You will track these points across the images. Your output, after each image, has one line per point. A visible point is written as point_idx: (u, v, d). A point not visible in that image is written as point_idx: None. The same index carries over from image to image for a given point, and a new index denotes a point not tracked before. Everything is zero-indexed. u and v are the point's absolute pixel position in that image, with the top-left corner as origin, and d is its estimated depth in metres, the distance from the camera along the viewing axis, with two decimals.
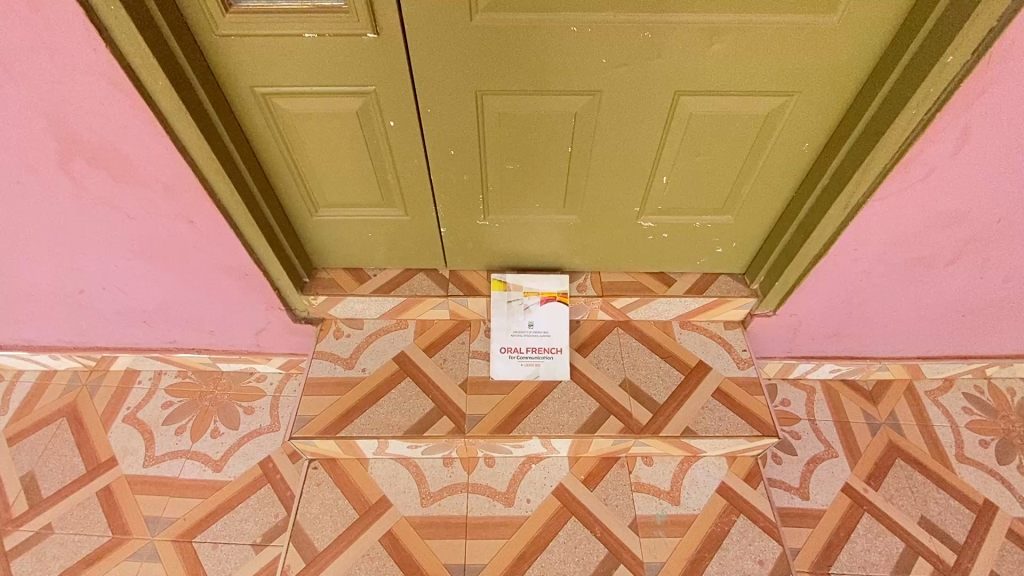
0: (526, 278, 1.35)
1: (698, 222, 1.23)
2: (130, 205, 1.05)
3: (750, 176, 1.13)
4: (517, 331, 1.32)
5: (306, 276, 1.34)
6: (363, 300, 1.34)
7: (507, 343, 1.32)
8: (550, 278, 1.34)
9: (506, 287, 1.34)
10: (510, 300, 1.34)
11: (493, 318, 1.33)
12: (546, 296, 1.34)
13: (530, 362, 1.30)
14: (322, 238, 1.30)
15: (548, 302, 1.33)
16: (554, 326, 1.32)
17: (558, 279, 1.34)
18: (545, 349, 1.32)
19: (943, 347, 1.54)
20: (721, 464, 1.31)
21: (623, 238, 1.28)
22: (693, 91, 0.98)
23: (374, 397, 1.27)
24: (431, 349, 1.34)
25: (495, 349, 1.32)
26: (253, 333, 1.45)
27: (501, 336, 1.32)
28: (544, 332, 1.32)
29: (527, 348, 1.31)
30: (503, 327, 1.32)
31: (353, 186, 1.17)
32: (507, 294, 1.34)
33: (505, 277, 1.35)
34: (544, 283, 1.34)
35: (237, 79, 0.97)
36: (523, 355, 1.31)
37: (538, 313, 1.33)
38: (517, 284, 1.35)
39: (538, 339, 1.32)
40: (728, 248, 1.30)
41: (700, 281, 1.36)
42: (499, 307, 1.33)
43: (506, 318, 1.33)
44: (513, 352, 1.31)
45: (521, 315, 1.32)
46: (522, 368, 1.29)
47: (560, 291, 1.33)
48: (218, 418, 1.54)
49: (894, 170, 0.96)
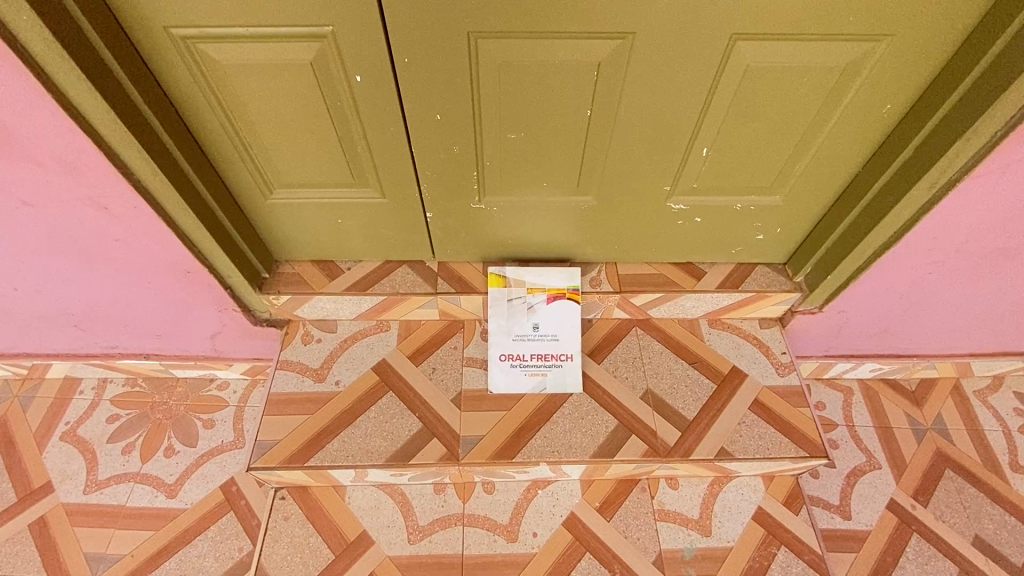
0: (530, 271, 1.13)
1: (739, 205, 1.01)
2: (24, 187, 0.82)
3: (810, 146, 0.92)
4: (519, 335, 1.12)
5: (265, 271, 1.12)
6: (336, 299, 1.13)
7: (507, 350, 1.11)
8: (558, 271, 1.13)
9: (507, 282, 1.12)
10: (510, 298, 1.12)
11: (490, 320, 1.12)
12: (554, 292, 1.13)
13: (535, 372, 1.10)
14: (282, 226, 1.06)
15: (556, 300, 1.12)
16: (563, 329, 1.12)
17: (569, 271, 1.13)
18: (553, 356, 1.11)
19: (1001, 343, 1.35)
20: (757, 486, 1.13)
21: (647, 224, 1.06)
22: (753, 35, 0.75)
23: (350, 417, 1.06)
24: (418, 356, 1.14)
25: (493, 358, 1.11)
26: (206, 337, 1.23)
27: (500, 342, 1.12)
28: (552, 335, 1.12)
29: (532, 355, 1.11)
30: (503, 330, 1.12)
31: (314, 159, 0.93)
32: (507, 291, 1.12)
33: (504, 271, 1.13)
34: (552, 277, 1.13)
35: (145, 15, 0.72)
36: (527, 364, 1.11)
37: (544, 314, 1.12)
38: (519, 279, 1.13)
39: (544, 344, 1.12)
40: (771, 236, 1.09)
41: (734, 273, 1.16)
42: (497, 308, 1.12)
43: (506, 320, 1.12)
44: (515, 361, 1.11)
45: (524, 317, 1.12)
46: (526, 380, 1.10)
47: (570, 287, 1.12)
48: (173, 434, 1.33)
49: (1008, 139, 0.75)
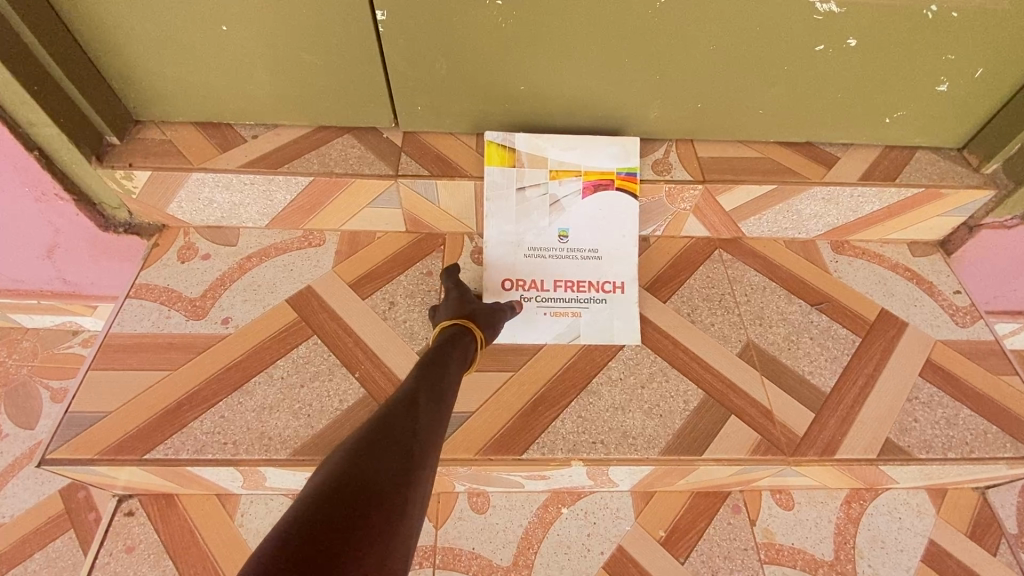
0: (554, 143, 0.69)
1: (934, 5, 0.57)
2: None
3: None
4: (535, 249, 0.69)
5: (111, 135, 0.66)
6: (230, 185, 0.68)
7: (515, 273, 0.69)
8: (603, 144, 0.68)
9: (517, 160, 0.68)
10: (523, 188, 0.68)
11: (488, 226, 0.69)
12: (594, 180, 0.69)
13: (559, 312, 0.67)
14: (123, 38, 0.60)
15: (598, 193, 0.69)
16: (608, 243, 0.70)
17: (621, 144, 0.68)
18: (589, 288, 0.69)
19: None
20: (924, 508, 0.68)
21: (759, 51, 0.61)
22: None
23: (239, 378, 0.61)
24: (367, 284, 0.69)
25: (491, 287, 0.68)
26: (41, 257, 0.78)
27: (504, 260, 0.69)
28: (589, 253, 0.70)
29: (555, 284, 0.69)
30: (509, 241, 0.69)
31: None
32: (517, 176, 0.68)
33: (512, 140, 0.68)
34: (593, 153, 0.69)
35: None
36: (547, 299, 0.68)
37: (577, 216, 0.70)
38: (537, 155, 0.68)
39: (575, 268, 0.69)
40: (963, 84, 0.65)
41: (884, 161, 0.71)
42: (501, 203, 0.68)
43: (515, 225, 0.69)
44: (529, 292, 0.68)
45: (543, 220, 0.69)
46: (545, 325, 0.67)
47: (620, 171, 0.68)
48: (3, 410, 0.88)
49: None
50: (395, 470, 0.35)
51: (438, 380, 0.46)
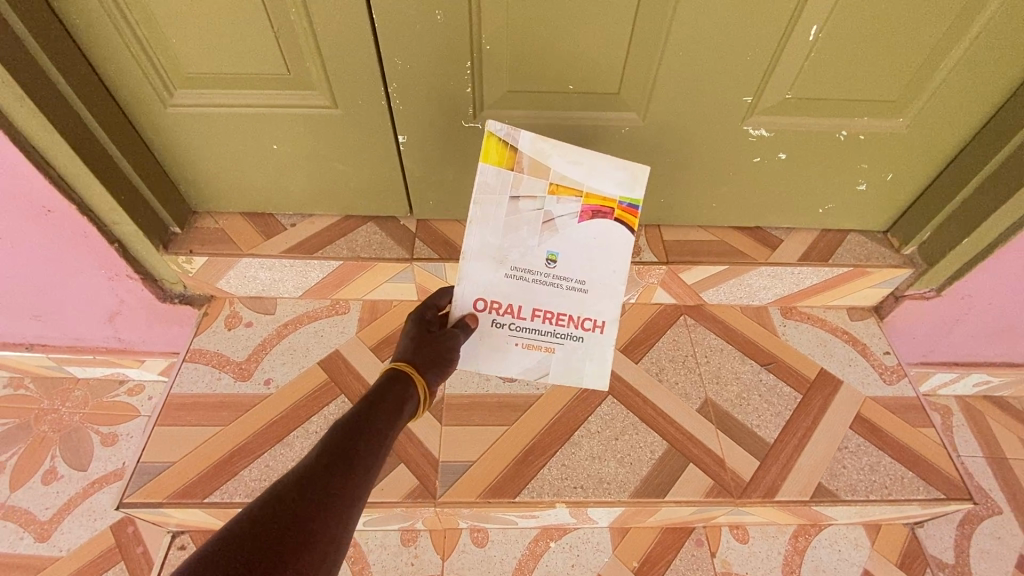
0: (561, 153, 0.65)
1: (844, 131, 0.71)
2: None
3: (970, 30, 0.62)
4: (519, 270, 0.66)
5: (174, 225, 0.80)
6: (273, 266, 0.81)
7: (491, 292, 0.66)
8: (611, 170, 0.66)
9: (516, 161, 0.64)
10: (514, 196, 0.65)
11: (469, 237, 0.65)
12: (595, 205, 0.66)
13: (533, 345, 0.69)
14: (192, 152, 0.74)
15: (595, 219, 0.66)
16: (597, 276, 0.67)
17: (630, 172, 0.66)
18: (571, 323, 0.69)
19: None
20: (860, 541, 0.79)
21: (706, 162, 0.75)
22: None
23: (279, 432, 0.74)
24: (385, 349, 0.82)
25: (461, 304, 0.66)
26: (103, 321, 0.91)
27: (482, 276, 0.66)
28: (578, 284, 0.67)
29: (534, 313, 0.68)
30: (491, 254, 0.65)
31: (224, 36, 0.62)
32: (512, 180, 0.64)
33: (516, 137, 0.64)
34: (598, 177, 0.66)
35: None
36: (523, 328, 0.68)
37: (570, 242, 0.66)
38: (539, 161, 0.65)
39: (559, 298, 0.67)
40: (878, 185, 0.79)
41: (820, 242, 0.85)
42: (488, 209, 0.65)
43: (500, 239, 0.65)
44: (505, 321, 0.67)
45: (533, 241, 0.66)
46: (515, 358, 0.69)
47: (618, 198, 0.66)
48: (59, 453, 0.99)
49: None
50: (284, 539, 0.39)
51: (359, 438, 0.48)
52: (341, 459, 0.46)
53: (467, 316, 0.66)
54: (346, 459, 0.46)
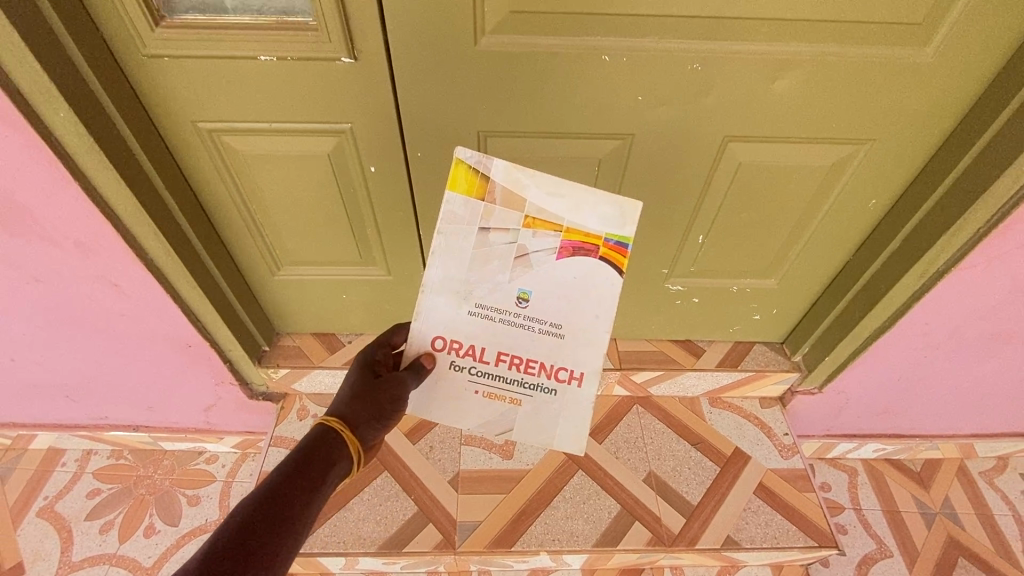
0: (537, 184, 0.66)
1: (737, 286, 1.03)
2: (35, 265, 0.82)
3: (804, 234, 0.92)
4: (484, 307, 0.69)
5: (265, 344, 1.11)
6: (335, 373, 1.11)
7: (456, 326, 0.70)
8: (595, 204, 0.66)
9: (487, 191, 0.66)
10: (483, 227, 0.67)
11: (435, 267, 0.68)
12: (577, 240, 0.67)
13: (496, 395, 0.73)
14: (285, 299, 1.05)
15: (575, 255, 0.68)
16: (572, 320, 0.70)
17: (618, 208, 0.66)
18: (539, 371, 0.71)
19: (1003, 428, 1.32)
20: None
21: (644, 302, 1.07)
22: (745, 138, 0.76)
23: (341, 499, 1.04)
24: (415, 434, 1.12)
25: (424, 339, 0.71)
26: (200, 410, 1.21)
27: (447, 311, 0.70)
28: (550, 326, 0.70)
29: (500, 357, 0.71)
30: (457, 289, 0.69)
31: (323, 241, 0.93)
32: (483, 212, 0.67)
33: (488, 166, 0.66)
34: (580, 210, 0.66)
35: (170, 108, 0.72)
36: (485, 371, 0.72)
37: (542, 281, 0.69)
38: (514, 191, 0.66)
39: (527, 339, 0.70)
40: (768, 316, 1.10)
41: (733, 351, 1.16)
42: (457, 241, 0.68)
43: (466, 273, 0.69)
44: (468, 365, 0.72)
45: (503, 277, 0.69)
46: (478, 406, 0.74)
47: (599, 236, 0.67)
48: (155, 511, 1.27)
49: (991, 237, 0.77)
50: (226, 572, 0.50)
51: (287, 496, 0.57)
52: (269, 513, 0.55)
53: (425, 355, 0.71)
54: (274, 515, 0.55)
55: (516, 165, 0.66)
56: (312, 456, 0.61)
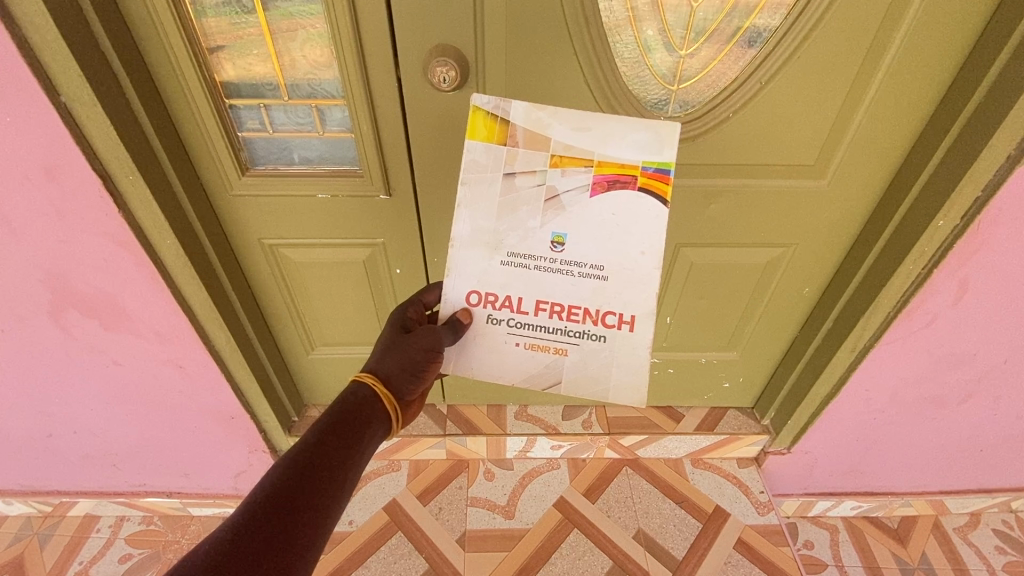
0: (560, 122, 0.68)
1: (705, 358, 1.21)
2: (118, 352, 0.99)
3: (754, 315, 1.12)
4: (516, 255, 0.71)
5: (294, 415, 1.25)
6: None
7: (489, 278, 0.72)
8: (627, 133, 0.67)
9: (509, 134, 0.69)
10: (508, 171, 0.69)
11: (461, 219, 0.71)
12: (611, 174, 0.68)
13: (542, 346, 0.74)
14: (316, 377, 1.22)
15: (611, 189, 0.69)
16: (614, 261, 0.70)
17: (654, 133, 0.67)
18: (583, 318, 0.72)
19: (979, 486, 1.33)
20: None
21: None
22: (692, 243, 1.00)
23: (360, 557, 1.16)
24: (426, 495, 1.24)
25: (457, 298, 0.73)
26: (230, 476, 1.30)
27: (478, 264, 0.72)
28: (591, 268, 0.71)
29: (539, 306, 0.72)
30: (485, 242, 0.71)
31: (354, 325, 1.12)
32: (506, 156, 0.69)
33: (507, 110, 0.68)
34: (611, 141, 0.68)
35: (247, 232, 0.96)
36: (525, 323, 0.73)
37: (575, 222, 0.70)
38: (537, 130, 0.68)
39: (566, 285, 0.72)
40: (735, 383, 1.26)
41: (708, 416, 1.31)
42: (483, 190, 0.70)
43: (495, 223, 0.71)
44: (509, 319, 0.73)
45: (534, 223, 0.70)
46: (522, 361, 0.75)
47: (639, 164, 0.68)
48: None
49: (898, 318, 0.95)
50: (271, 518, 0.55)
51: (324, 452, 0.61)
52: (310, 466, 0.60)
53: (460, 312, 0.73)
54: (312, 469, 0.59)
55: (536, 105, 0.69)
56: (346, 414, 0.65)
